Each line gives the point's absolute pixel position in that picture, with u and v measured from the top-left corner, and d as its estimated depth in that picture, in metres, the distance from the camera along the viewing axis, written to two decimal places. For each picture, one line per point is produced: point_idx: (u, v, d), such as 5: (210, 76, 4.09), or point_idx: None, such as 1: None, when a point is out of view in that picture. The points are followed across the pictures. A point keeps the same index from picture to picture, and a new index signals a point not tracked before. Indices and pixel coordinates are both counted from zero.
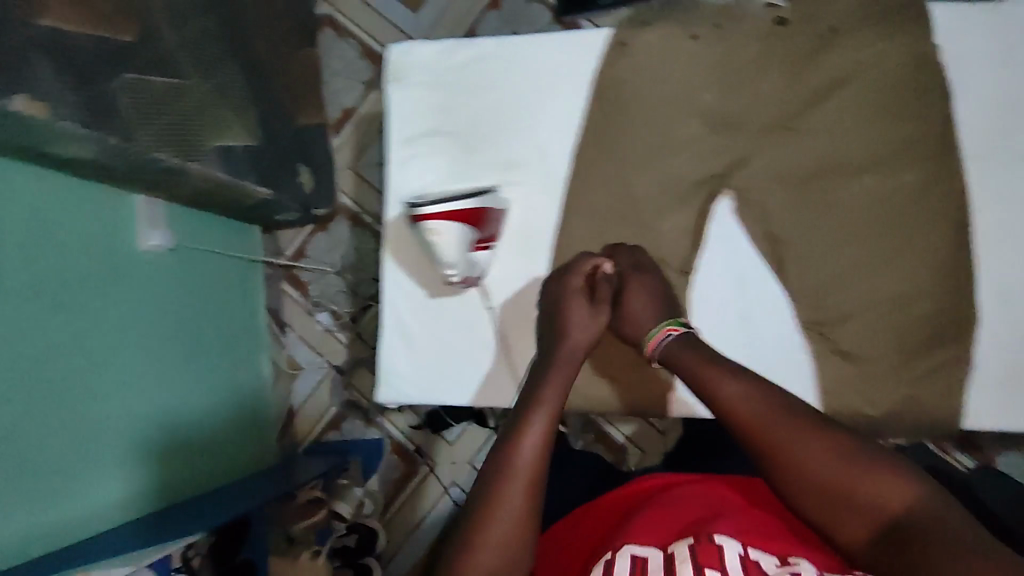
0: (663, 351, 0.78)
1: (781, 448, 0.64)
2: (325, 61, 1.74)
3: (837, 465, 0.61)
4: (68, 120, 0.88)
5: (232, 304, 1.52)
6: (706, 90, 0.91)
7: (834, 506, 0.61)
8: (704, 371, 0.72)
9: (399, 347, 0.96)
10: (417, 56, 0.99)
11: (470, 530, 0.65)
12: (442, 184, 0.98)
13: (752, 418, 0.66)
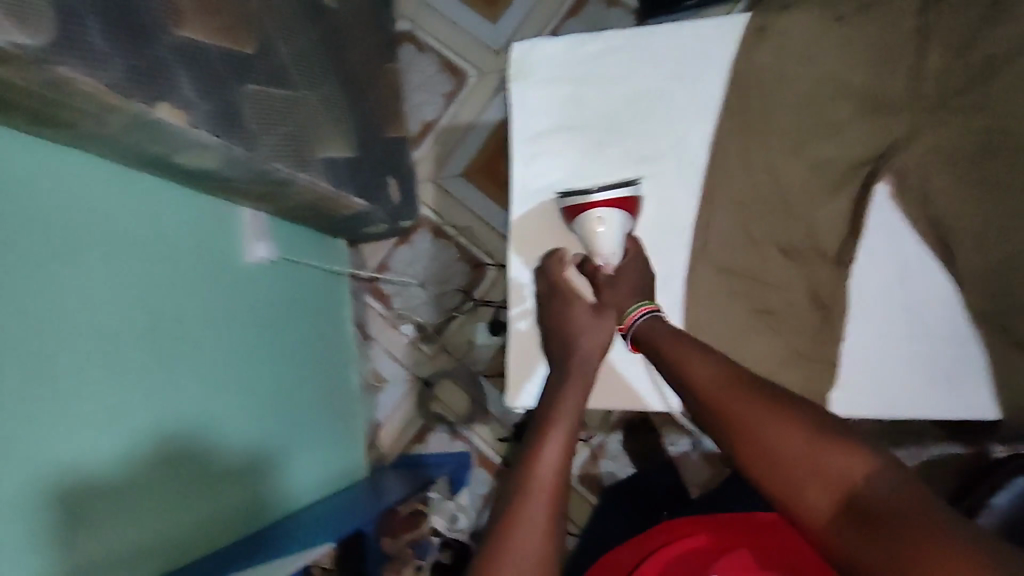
0: (641, 327, 0.82)
1: (742, 424, 0.63)
2: (405, 73, 1.70)
3: (792, 438, 0.60)
4: (204, 128, 0.77)
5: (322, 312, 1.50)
6: (854, 71, 0.87)
7: (791, 483, 0.59)
8: (675, 347, 0.75)
9: (533, 347, 0.94)
10: (547, 50, 0.98)
11: (496, 545, 0.61)
12: (571, 179, 0.95)
13: (717, 393, 0.67)
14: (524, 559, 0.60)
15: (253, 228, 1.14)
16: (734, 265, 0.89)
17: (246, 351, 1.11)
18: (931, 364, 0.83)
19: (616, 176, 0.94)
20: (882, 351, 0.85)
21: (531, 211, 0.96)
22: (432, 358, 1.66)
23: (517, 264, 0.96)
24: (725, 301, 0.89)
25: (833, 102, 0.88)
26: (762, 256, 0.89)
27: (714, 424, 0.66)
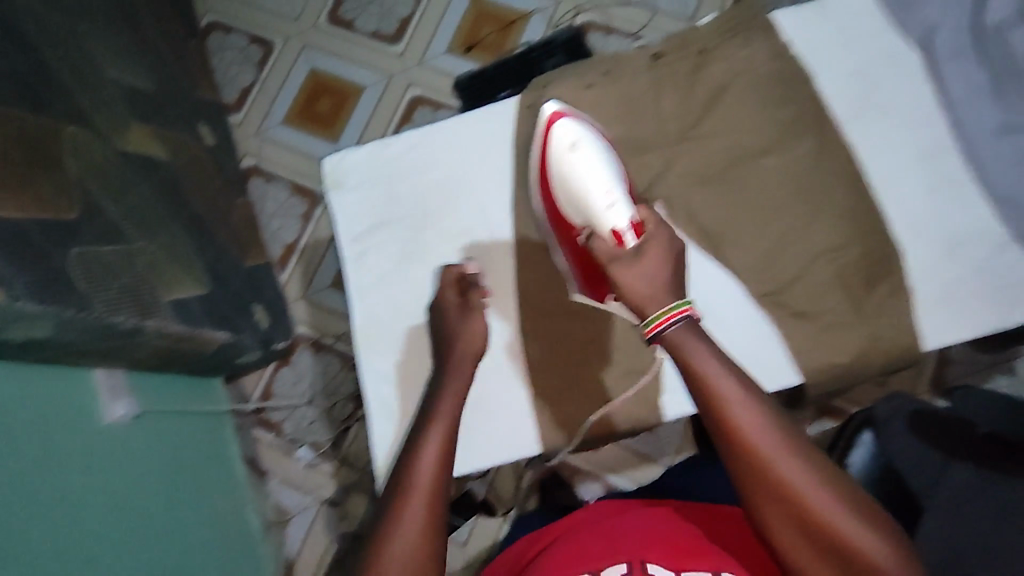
0: (675, 333, 0.71)
1: (775, 478, 0.63)
2: (259, 204, 1.76)
3: (829, 512, 0.60)
4: (25, 301, 0.78)
5: (223, 451, 1.50)
6: (613, 124, 1.02)
7: (808, 553, 0.61)
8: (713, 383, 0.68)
9: (389, 429, 0.96)
10: (354, 159, 1.08)
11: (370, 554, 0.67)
12: (399, 266, 1.03)
13: (761, 446, 0.64)
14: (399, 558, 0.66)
15: (103, 386, 1.09)
16: (552, 307, 0.97)
17: (148, 488, 1.10)
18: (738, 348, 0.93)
19: (440, 254, 1.03)
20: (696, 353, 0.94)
21: (368, 302, 1.02)
22: (333, 475, 1.62)
23: (362, 356, 1.00)
24: (553, 339, 0.96)
25: None
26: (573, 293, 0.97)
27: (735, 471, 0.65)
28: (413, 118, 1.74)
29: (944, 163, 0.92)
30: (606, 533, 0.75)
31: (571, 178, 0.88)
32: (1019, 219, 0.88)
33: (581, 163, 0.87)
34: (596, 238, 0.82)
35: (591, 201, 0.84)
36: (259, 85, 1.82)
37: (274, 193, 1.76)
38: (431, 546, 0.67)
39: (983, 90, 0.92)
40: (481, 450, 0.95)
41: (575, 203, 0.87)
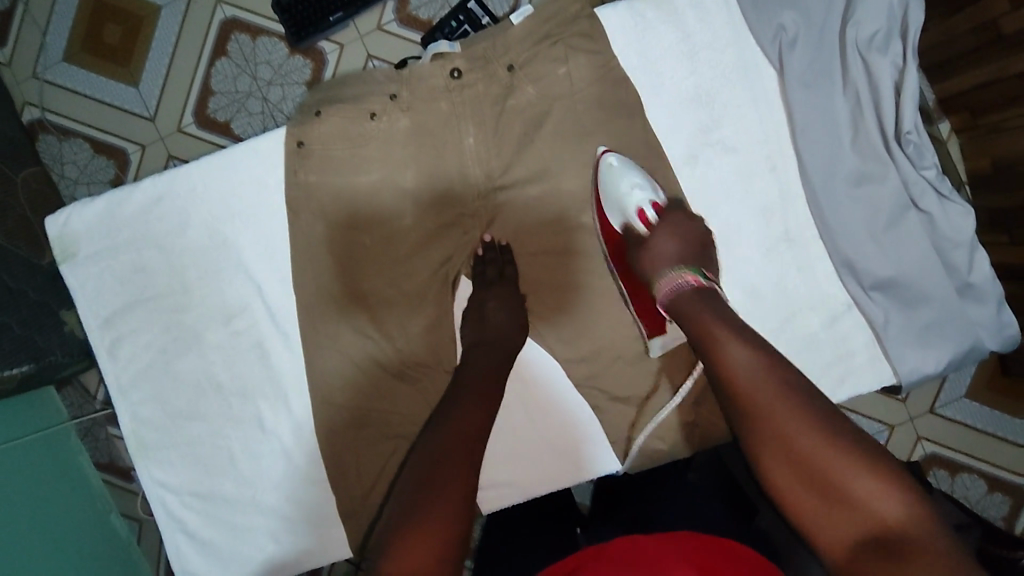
0: (671, 302, 0.73)
1: (773, 418, 0.60)
2: (52, 171, 1.09)
3: (827, 455, 0.57)
4: None
5: (63, 492, 0.99)
6: (405, 170, 0.80)
7: (812, 506, 0.57)
8: (711, 322, 0.68)
9: (182, 545, 0.85)
10: (79, 222, 0.84)
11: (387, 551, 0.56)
12: (164, 355, 0.85)
13: (749, 385, 0.63)
14: (432, 524, 0.57)
15: None
16: (349, 405, 0.83)
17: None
18: (562, 441, 0.85)
19: (212, 341, 0.85)
20: (521, 449, 0.84)
21: (139, 396, 0.85)
22: None
23: (140, 463, 0.86)
24: (357, 440, 0.83)
25: (397, 205, 0.81)
26: (375, 384, 0.83)
27: (735, 409, 0.63)
28: (230, 52, 1.09)
29: (785, 220, 0.80)
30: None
31: (609, 188, 0.78)
32: (859, 287, 0.79)
33: (611, 175, 0.78)
34: (635, 225, 0.78)
35: (621, 195, 0.78)
36: (21, 9, 1.08)
37: (70, 147, 1.09)
38: (459, 515, 0.59)
39: (840, 129, 0.77)
40: (290, 561, 0.86)
41: (613, 203, 0.79)
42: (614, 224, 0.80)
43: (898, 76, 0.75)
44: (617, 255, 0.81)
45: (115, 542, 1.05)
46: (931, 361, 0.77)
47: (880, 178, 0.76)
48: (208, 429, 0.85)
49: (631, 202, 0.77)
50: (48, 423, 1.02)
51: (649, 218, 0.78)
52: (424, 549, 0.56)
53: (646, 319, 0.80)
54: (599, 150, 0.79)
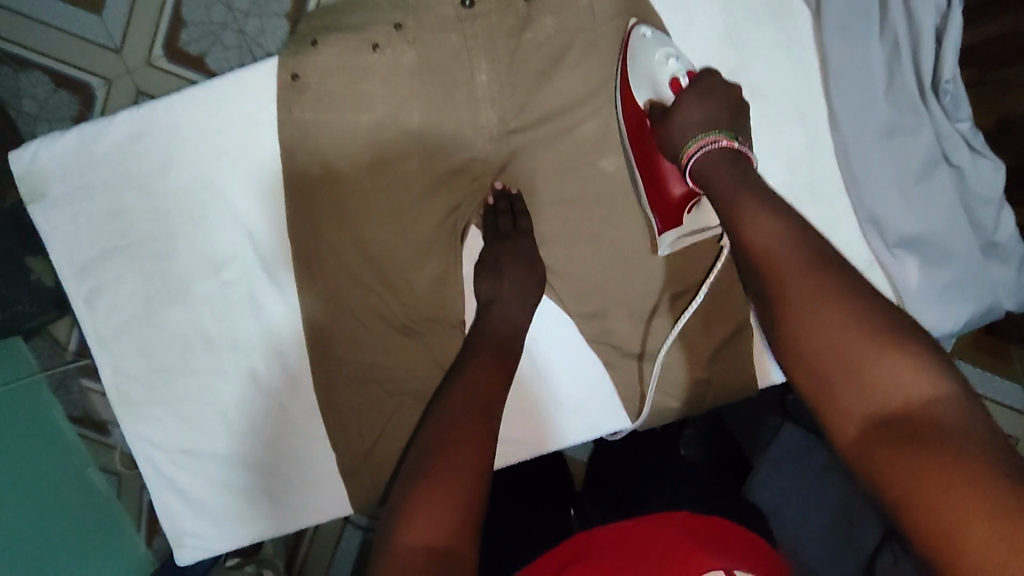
0: (699, 167, 0.67)
1: (804, 301, 0.54)
2: (7, 104, 0.98)
3: (858, 335, 0.51)
4: None
5: (34, 446, 0.94)
6: (411, 109, 0.74)
7: (830, 377, 0.52)
8: (737, 204, 0.63)
9: (173, 502, 0.82)
10: (48, 158, 0.76)
11: (413, 492, 0.54)
12: (145, 305, 0.79)
13: (781, 263, 0.57)
14: (459, 464, 0.56)
15: None
16: (348, 358, 0.79)
17: None
18: (570, 398, 0.82)
19: (198, 291, 0.79)
20: (533, 414, 0.82)
21: (119, 349, 0.79)
22: None
23: (124, 419, 0.81)
24: (358, 395, 0.79)
25: (402, 146, 0.75)
26: (376, 337, 0.78)
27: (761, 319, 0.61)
28: None
29: (809, 171, 0.77)
30: (608, 571, 0.51)
31: (642, 59, 0.72)
32: (882, 244, 0.77)
33: (642, 44, 0.72)
34: (664, 96, 0.71)
35: (653, 64, 0.72)
36: None
37: (28, 80, 0.99)
38: (484, 458, 0.57)
39: (875, 76, 0.73)
40: (285, 521, 0.83)
41: (643, 72, 0.72)
42: (640, 102, 0.73)
43: (940, 21, 0.71)
44: (639, 142, 0.73)
45: (94, 497, 1.00)
46: (950, 319, 0.75)
47: (914, 129, 0.72)
48: (195, 385, 0.80)
49: (665, 71, 0.71)
50: (15, 376, 0.96)
51: (682, 87, 0.71)
52: (438, 508, 0.52)
53: (662, 211, 0.74)
54: (632, 24, 0.73)
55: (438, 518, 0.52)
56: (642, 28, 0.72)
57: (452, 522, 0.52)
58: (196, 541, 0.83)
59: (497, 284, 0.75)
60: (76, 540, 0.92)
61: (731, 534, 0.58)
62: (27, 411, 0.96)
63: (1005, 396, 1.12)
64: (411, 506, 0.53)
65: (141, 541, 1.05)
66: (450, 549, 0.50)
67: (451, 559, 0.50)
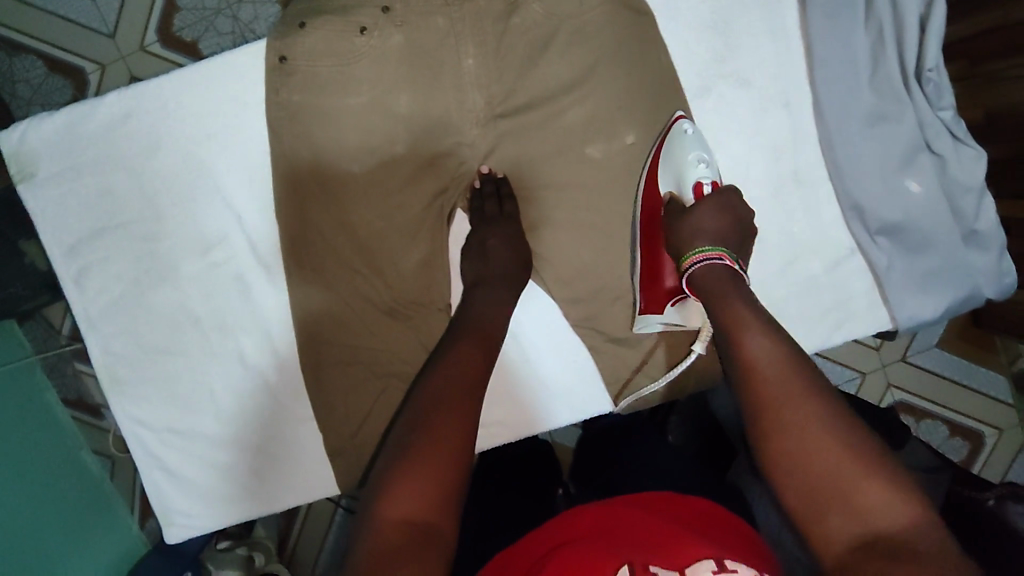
0: (700, 273, 0.67)
1: (783, 415, 0.54)
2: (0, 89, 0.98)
3: (838, 459, 0.50)
4: None
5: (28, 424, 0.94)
6: (398, 93, 0.74)
7: (816, 506, 0.50)
8: (731, 311, 0.62)
9: (162, 481, 0.83)
10: (37, 139, 0.77)
11: (395, 472, 0.54)
12: (134, 286, 0.80)
13: (764, 371, 0.57)
14: (440, 447, 0.56)
15: None
16: (335, 341, 0.79)
17: None
18: (555, 381, 0.83)
19: (187, 273, 0.80)
20: (517, 397, 0.83)
21: (109, 329, 0.80)
22: None
23: (114, 398, 0.81)
24: (344, 377, 0.80)
25: (389, 130, 0.75)
26: (363, 319, 0.79)
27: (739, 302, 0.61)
28: None
29: (794, 159, 0.78)
30: (594, 546, 0.50)
31: (676, 155, 0.74)
32: (864, 231, 0.77)
33: (681, 142, 0.74)
34: (683, 195, 0.73)
35: (686, 167, 0.74)
36: None
37: (21, 63, 0.98)
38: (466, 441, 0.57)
39: (859, 65, 0.74)
40: (270, 501, 0.84)
41: (672, 168, 0.74)
42: (664, 191, 0.75)
43: (924, 9, 0.72)
44: (646, 226, 0.76)
45: (88, 477, 1.02)
46: (930, 307, 0.76)
47: (896, 117, 0.73)
48: (184, 366, 0.81)
49: (693, 172, 0.73)
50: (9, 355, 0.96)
51: (703, 194, 0.72)
52: (421, 484, 0.53)
53: (651, 297, 0.77)
54: (681, 116, 0.76)
55: (420, 492, 0.53)
56: (686, 126, 0.75)
57: (432, 504, 0.53)
58: (184, 520, 0.84)
59: (482, 267, 0.76)
60: (72, 520, 0.93)
61: (714, 521, 0.56)
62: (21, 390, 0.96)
63: (987, 387, 1.14)
64: (393, 480, 0.54)
65: (134, 522, 1.06)
66: (430, 524, 0.51)
67: (430, 532, 0.51)
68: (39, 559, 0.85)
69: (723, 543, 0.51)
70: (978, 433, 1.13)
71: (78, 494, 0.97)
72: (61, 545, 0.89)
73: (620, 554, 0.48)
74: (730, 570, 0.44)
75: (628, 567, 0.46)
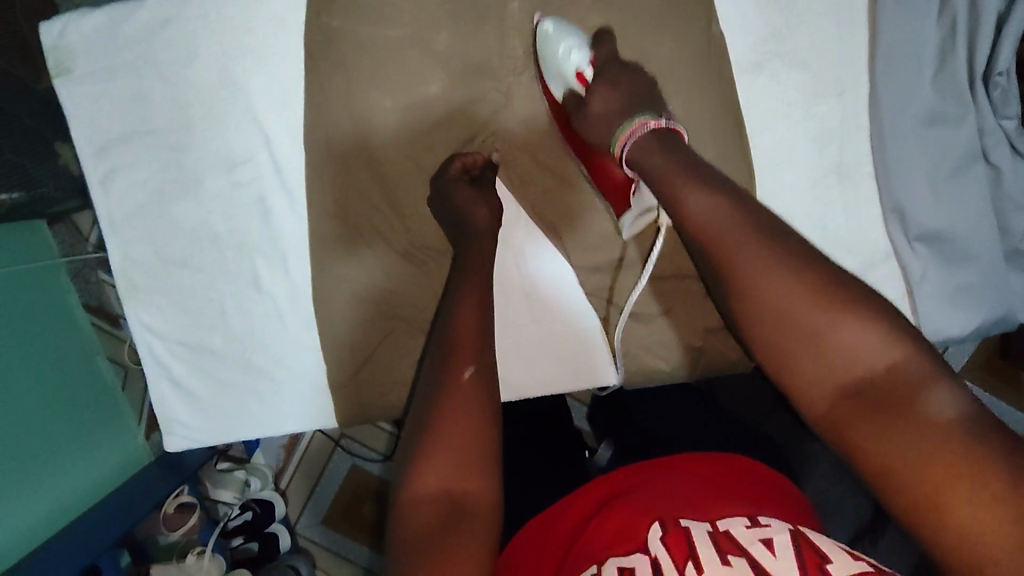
0: (633, 150, 0.63)
1: (744, 276, 0.51)
2: None
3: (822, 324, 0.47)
4: None
5: (44, 324, 0.95)
6: (439, 32, 0.73)
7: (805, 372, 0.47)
8: (679, 182, 0.57)
9: (168, 391, 0.84)
10: (78, 36, 0.76)
11: (421, 438, 0.50)
12: (158, 197, 0.80)
13: (723, 243, 0.53)
14: (465, 403, 0.52)
15: None
16: (350, 276, 0.80)
17: None
18: (566, 346, 0.81)
19: (211, 189, 0.79)
20: (510, 341, 0.80)
21: (131, 237, 0.81)
22: None
23: (131, 305, 0.83)
24: (352, 312, 0.81)
25: (426, 68, 0.74)
26: (376, 259, 0.79)
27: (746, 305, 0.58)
28: None
29: (839, 153, 0.74)
30: (629, 507, 0.49)
31: (549, 62, 0.72)
32: (902, 236, 0.74)
33: (547, 42, 0.71)
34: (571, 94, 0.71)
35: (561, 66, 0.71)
36: None
37: None
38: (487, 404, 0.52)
39: (924, 60, 0.70)
40: (276, 421, 0.84)
41: (553, 73, 0.72)
42: (558, 97, 0.73)
43: (1004, 6, 0.67)
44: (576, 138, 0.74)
45: (103, 378, 1.04)
46: (959, 322, 0.73)
47: (956, 120, 0.69)
48: (198, 282, 0.82)
49: (569, 67, 0.70)
50: (32, 254, 0.98)
51: (586, 79, 0.69)
52: (444, 452, 0.49)
53: (614, 197, 0.74)
54: (537, 21, 0.73)
55: (445, 462, 0.49)
56: (544, 30, 0.72)
57: (460, 463, 0.49)
58: (189, 429, 0.85)
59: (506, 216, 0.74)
60: (76, 416, 0.95)
61: (754, 475, 0.54)
62: (48, 291, 0.99)
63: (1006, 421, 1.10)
64: (426, 445, 0.49)
65: (139, 434, 1.07)
66: (466, 499, 0.48)
67: (463, 507, 0.47)
68: (43, 449, 0.87)
69: (762, 503, 0.50)
70: None
71: (93, 395, 1.00)
72: (72, 444, 0.93)
73: (650, 512, 0.47)
74: (762, 525, 0.45)
75: (659, 523, 0.46)
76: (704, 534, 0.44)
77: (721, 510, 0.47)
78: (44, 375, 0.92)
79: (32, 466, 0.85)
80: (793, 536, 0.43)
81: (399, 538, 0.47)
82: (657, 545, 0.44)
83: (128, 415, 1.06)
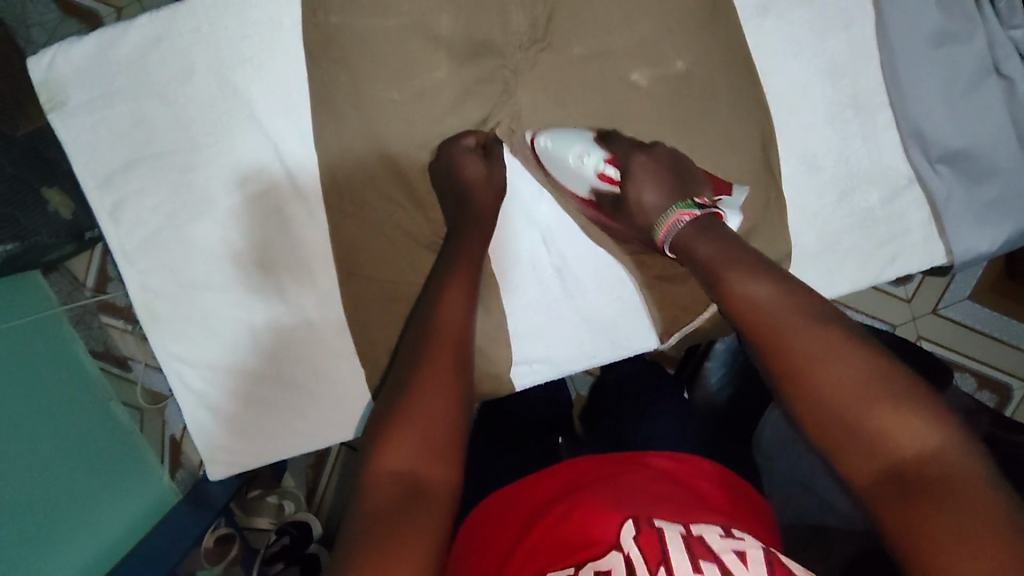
0: (676, 240, 0.65)
1: (804, 349, 0.53)
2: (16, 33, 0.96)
3: (864, 390, 0.49)
4: None
5: (54, 377, 0.92)
6: (441, 13, 0.72)
7: (845, 435, 0.49)
8: (730, 257, 0.60)
9: (207, 420, 0.82)
10: (68, 66, 0.74)
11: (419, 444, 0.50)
12: (170, 221, 0.78)
13: (767, 315, 0.55)
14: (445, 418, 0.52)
15: None
16: (379, 275, 0.78)
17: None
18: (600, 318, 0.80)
19: (224, 208, 0.77)
20: (535, 314, 0.79)
21: (149, 266, 0.79)
22: None
23: (156, 335, 0.80)
24: (385, 312, 0.79)
25: (432, 52, 0.73)
26: (401, 255, 0.78)
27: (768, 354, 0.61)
28: None
29: (851, 87, 0.75)
30: (594, 499, 0.49)
31: (561, 169, 0.74)
32: (924, 159, 0.75)
33: (555, 152, 0.73)
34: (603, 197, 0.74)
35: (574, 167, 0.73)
36: None
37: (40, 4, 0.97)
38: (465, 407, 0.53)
39: None
40: (313, 432, 0.82)
41: (570, 178, 0.74)
42: (583, 195, 0.75)
43: None
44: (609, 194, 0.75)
45: (117, 422, 1.02)
46: (987, 238, 0.74)
47: (966, 37, 0.70)
48: (222, 303, 0.79)
49: (587, 171, 0.72)
50: (33, 304, 0.96)
51: (614, 175, 0.72)
52: (420, 440, 0.50)
53: None
54: (529, 139, 0.75)
55: (423, 454, 0.50)
56: (546, 150, 0.74)
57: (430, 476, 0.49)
58: (228, 455, 0.83)
59: None
60: (106, 461, 0.94)
61: (718, 485, 0.55)
62: (51, 341, 0.97)
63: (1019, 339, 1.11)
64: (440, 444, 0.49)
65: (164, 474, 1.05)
66: (427, 486, 0.49)
67: (423, 493, 0.48)
68: (72, 497, 0.85)
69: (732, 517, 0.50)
70: (1005, 386, 1.10)
71: (110, 440, 0.98)
72: (102, 490, 0.90)
73: (622, 509, 0.47)
74: (736, 536, 0.45)
75: (633, 521, 0.45)
76: (677, 537, 0.43)
77: (696, 518, 0.47)
78: (64, 424, 0.89)
79: (66, 516, 0.82)
80: (766, 554, 0.43)
81: (357, 516, 0.47)
82: (630, 541, 0.43)
83: (148, 457, 1.04)
